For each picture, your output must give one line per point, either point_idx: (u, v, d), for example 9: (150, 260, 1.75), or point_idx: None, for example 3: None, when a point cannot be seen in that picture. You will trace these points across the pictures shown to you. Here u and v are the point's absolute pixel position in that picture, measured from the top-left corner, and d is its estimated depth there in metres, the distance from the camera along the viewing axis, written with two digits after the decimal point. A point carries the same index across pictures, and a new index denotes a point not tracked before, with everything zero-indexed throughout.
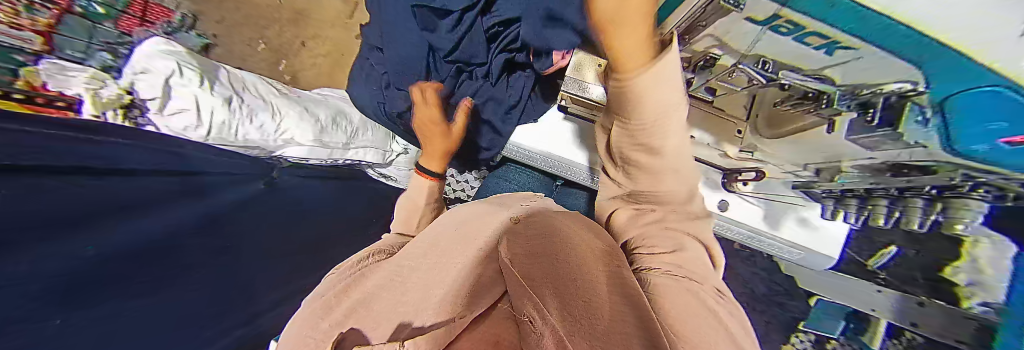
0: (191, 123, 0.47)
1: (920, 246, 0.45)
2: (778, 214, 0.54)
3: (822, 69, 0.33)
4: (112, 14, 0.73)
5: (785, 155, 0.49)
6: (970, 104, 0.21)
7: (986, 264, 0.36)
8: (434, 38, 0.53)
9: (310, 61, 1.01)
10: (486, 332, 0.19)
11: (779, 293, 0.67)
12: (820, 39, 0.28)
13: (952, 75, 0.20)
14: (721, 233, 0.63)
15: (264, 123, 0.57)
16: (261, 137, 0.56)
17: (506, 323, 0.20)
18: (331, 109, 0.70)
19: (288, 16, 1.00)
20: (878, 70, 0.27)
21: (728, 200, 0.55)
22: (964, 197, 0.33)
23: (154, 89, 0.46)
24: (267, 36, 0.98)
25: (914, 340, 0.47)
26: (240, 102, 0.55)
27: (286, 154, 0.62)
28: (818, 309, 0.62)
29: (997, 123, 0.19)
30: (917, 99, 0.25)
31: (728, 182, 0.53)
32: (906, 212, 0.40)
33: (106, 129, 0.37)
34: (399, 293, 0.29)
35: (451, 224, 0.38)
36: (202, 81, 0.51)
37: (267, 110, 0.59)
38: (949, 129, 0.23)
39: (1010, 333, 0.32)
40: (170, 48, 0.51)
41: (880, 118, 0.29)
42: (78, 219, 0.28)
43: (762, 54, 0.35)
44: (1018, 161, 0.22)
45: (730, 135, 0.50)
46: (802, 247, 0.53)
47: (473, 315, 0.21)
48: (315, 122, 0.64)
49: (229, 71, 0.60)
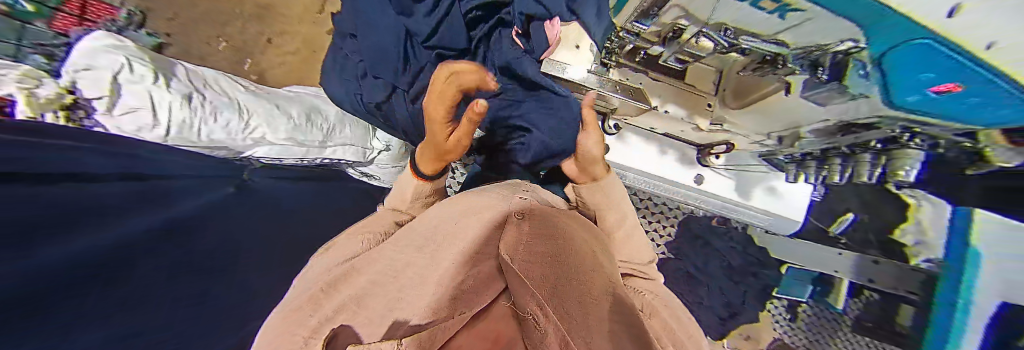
0: (148, 123, 0.44)
1: (872, 212, 0.57)
2: (749, 184, 0.68)
3: (776, 34, 0.33)
4: (45, 13, 0.64)
5: (750, 125, 0.58)
6: (908, 64, 0.27)
7: (929, 226, 0.47)
8: (411, 22, 0.47)
9: (279, 60, 0.97)
10: (486, 327, 0.17)
11: (753, 263, 0.68)
12: (773, 4, 0.27)
13: (893, 29, 0.23)
14: (699, 208, 0.75)
15: (231, 120, 0.54)
16: (227, 136, 0.53)
17: (498, 320, 0.18)
18: (306, 104, 0.67)
19: (251, 11, 0.95)
20: (828, 32, 0.29)
21: (704, 174, 0.69)
22: (904, 148, 0.42)
23: (99, 87, 0.42)
24: (229, 33, 0.91)
25: (870, 297, 0.57)
26: (201, 99, 0.51)
27: (255, 155, 0.59)
28: (789, 275, 0.66)
29: (931, 77, 0.27)
30: (856, 56, 0.30)
31: (703, 156, 0.67)
32: (858, 167, 0.50)
33: (52, 130, 0.33)
34: (394, 289, 0.27)
35: (452, 215, 0.35)
36: (157, 77, 0.47)
37: (231, 107, 0.55)
38: (884, 83, 0.32)
39: (948, 282, 0.42)
40: (116, 43, 0.48)
41: (828, 75, 0.36)
42: (45, 227, 0.22)
43: (724, 22, 0.34)
44: (926, 106, 0.32)
45: (701, 108, 0.57)
46: (774, 210, 0.67)
47: (472, 312, 0.18)
48: (289, 120, 0.61)
49: (188, 68, 0.56)
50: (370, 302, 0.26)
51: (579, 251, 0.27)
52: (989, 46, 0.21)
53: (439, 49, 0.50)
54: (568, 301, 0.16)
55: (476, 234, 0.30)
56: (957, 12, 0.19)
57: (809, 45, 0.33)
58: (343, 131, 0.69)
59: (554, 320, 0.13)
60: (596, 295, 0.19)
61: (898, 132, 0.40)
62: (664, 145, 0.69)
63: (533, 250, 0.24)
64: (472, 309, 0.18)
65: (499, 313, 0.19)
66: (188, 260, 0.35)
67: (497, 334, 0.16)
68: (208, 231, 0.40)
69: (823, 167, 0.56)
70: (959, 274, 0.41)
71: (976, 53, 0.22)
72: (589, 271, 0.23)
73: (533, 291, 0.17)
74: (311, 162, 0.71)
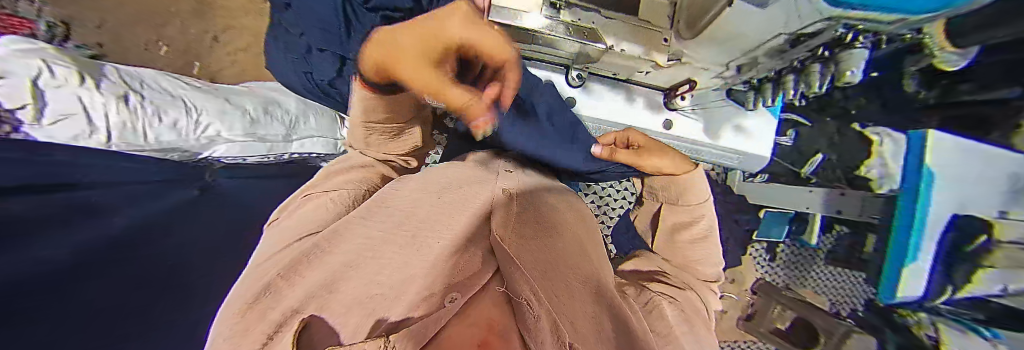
0: (82, 131, 0.45)
1: (835, 149, 0.61)
2: (719, 124, 0.65)
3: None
4: None
5: (706, 55, 0.50)
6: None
7: (885, 152, 0.52)
8: None
9: (229, 58, 0.91)
10: (476, 313, 0.14)
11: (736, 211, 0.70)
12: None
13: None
14: None
15: (176, 120, 0.56)
16: (179, 136, 0.56)
17: (491, 307, 0.16)
18: (258, 99, 0.71)
19: (189, 7, 0.88)
20: None
21: (671, 118, 0.66)
22: (851, 49, 0.38)
23: (18, 92, 0.40)
24: (169, 35, 0.86)
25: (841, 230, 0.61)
26: (139, 101, 0.53)
27: (215, 155, 0.62)
28: (767, 219, 0.70)
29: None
30: None
31: (670, 99, 0.64)
32: (831, 74, 0.43)
33: None
34: (371, 270, 0.22)
35: (430, 193, 0.30)
36: (82, 81, 0.47)
37: (174, 106, 0.57)
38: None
39: (906, 198, 0.38)
40: (32, 48, 0.46)
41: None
42: None
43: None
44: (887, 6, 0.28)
45: (657, 43, 0.50)
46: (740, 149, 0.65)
47: (464, 292, 0.16)
48: (244, 113, 0.66)
49: (118, 69, 0.56)
50: (345, 287, 0.21)
51: (567, 238, 0.30)
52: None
53: None
54: (556, 300, 0.19)
55: (469, 221, 0.25)
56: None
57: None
58: (307, 123, 0.75)
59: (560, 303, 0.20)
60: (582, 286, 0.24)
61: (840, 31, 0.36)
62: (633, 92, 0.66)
63: (522, 235, 0.25)
64: (463, 293, 0.16)
65: (492, 297, 0.18)
66: (137, 266, 0.40)
67: (489, 323, 0.13)
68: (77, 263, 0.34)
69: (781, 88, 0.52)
70: (910, 186, 0.38)
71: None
72: (576, 261, 0.28)
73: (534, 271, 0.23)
74: (276, 159, 0.72)
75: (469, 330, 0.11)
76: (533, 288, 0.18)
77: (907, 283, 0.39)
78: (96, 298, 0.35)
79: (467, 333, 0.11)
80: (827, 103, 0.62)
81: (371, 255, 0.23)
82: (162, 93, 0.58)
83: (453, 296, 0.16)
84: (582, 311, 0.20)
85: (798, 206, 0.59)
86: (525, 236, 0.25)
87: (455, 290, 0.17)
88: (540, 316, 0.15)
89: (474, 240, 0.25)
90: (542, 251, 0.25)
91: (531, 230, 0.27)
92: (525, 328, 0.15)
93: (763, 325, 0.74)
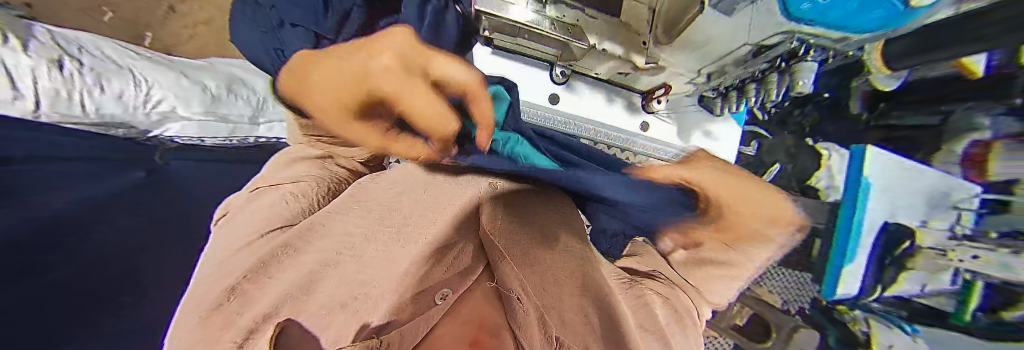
0: (4, 95, 0.45)
1: (794, 161, 0.66)
2: (693, 126, 0.75)
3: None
4: None
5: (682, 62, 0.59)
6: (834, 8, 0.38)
7: (836, 170, 0.57)
8: None
9: (185, 31, 0.91)
10: (471, 312, 0.28)
11: None
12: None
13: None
14: None
15: (121, 92, 0.59)
16: (125, 111, 0.59)
17: (482, 302, 0.30)
18: (224, 79, 0.77)
19: None
20: None
21: (648, 121, 0.74)
22: (801, 63, 0.47)
23: None
24: (114, 1, 0.84)
25: None
26: (82, 68, 0.55)
27: (167, 133, 0.65)
28: None
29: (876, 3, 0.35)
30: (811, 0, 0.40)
31: (647, 102, 0.71)
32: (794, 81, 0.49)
33: None
34: (353, 269, 0.26)
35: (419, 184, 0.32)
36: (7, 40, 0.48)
37: (122, 77, 0.60)
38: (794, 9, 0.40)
39: (846, 209, 0.43)
40: None
41: None
42: None
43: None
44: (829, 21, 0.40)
45: (638, 46, 0.55)
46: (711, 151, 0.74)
47: (453, 293, 0.29)
48: (205, 91, 0.72)
49: (46, 30, 0.57)
50: (321, 288, 0.25)
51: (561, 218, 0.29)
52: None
53: None
54: (544, 295, 0.24)
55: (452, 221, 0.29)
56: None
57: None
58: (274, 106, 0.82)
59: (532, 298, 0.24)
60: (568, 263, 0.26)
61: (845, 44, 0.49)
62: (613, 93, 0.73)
63: (508, 227, 0.29)
64: (454, 295, 0.29)
65: (484, 294, 0.31)
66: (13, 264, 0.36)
67: (482, 318, 0.27)
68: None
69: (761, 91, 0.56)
70: (852, 198, 0.43)
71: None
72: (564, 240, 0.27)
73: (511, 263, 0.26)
74: (239, 143, 0.75)
75: (465, 326, 0.26)
76: (521, 287, 0.27)
77: (844, 279, 0.44)
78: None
79: (464, 334, 0.25)
80: (786, 118, 0.70)
81: (352, 252, 0.27)
82: (107, 61, 0.60)
83: (445, 294, 0.29)
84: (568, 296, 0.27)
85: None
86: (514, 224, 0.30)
87: (447, 288, 0.29)
88: (524, 311, 0.27)
89: (462, 239, 0.31)
90: (528, 242, 0.29)
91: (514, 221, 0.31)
92: (513, 317, 0.28)
93: (724, 321, 0.74)
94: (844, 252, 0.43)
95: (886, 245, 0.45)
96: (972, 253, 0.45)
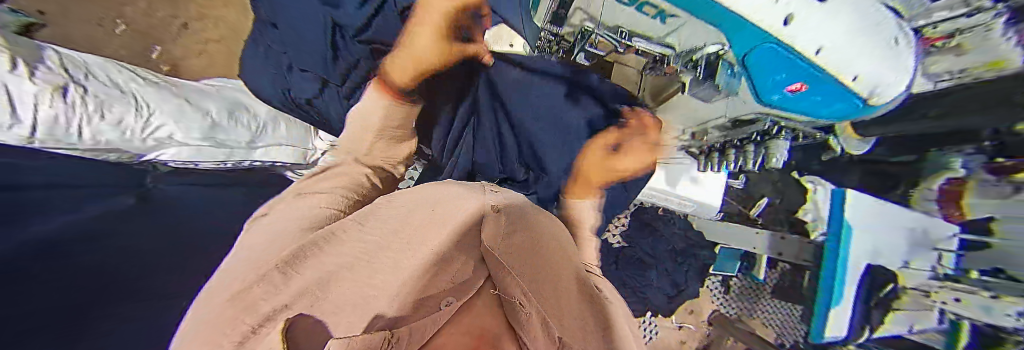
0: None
1: (783, 195, 0.68)
2: (676, 174, 0.70)
3: (664, 36, 0.43)
4: None
5: (673, 121, 0.61)
6: (764, 71, 0.37)
7: (823, 203, 0.60)
8: (342, 14, 0.58)
9: (196, 47, 0.85)
10: (472, 320, 0.24)
11: (693, 245, 0.78)
12: (653, 9, 0.37)
13: (774, 67, 0.36)
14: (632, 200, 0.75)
15: (123, 118, 0.46)
16: (121, 137, 0.46)
17: (487, 310, 0.26)
18: (221, 102, 0.61)
19: None
20: (693, 35, 0.40)
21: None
22: (774, 139, 0.54)
23: None
24: (130, 14, 0.80)
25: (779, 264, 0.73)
26: (80, 92, 0.43)
27: (160, 158, 0.52)
28: (722, 255, 0.77)
29: (782, 75, 0.36)
30: (726, 57, 0.41)
31: None
32: (768, 155, 0.56)
33: None
34: (364, 275, 0.22)
35: (423, 204, 0.30)
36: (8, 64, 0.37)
37: (124, 102, 0.47)
38: (753, 83, 0.40)
39: (831, 258, 0.46)
40: None
41: (704, 72, 0.45)
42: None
43: (620, 25, 0.43)
44: (788, 105, 0.41)
45: (625, 101, 0.63)
46: (698, 199, 0.71)
47: (459, 299, 0.24)
48: (204, 116, 0.57)
49: (57, 52, 0.46)
50: (333, 292, 0.20)
51: (548, 249, 0.32)
52: (854, 77, 0.34)
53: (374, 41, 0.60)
54: (546, 302, 0.27)
55: (450, 240, 0.21)
56: (790, 22, 0.30)
57: (688, 48, 0.43)
58: (275, 130, 0.67)
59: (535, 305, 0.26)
60: (563, 283, 0.30)
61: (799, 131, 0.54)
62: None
63: (514, 253, 0.27)
64: (461, 302, 0.24)
65: (487, 302, 0.27)
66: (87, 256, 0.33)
67: (481, 328, 0.24)
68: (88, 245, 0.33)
69: (743, 155, 0.60)
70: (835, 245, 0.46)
71: (815, 61, 0.33)
72: (552, 257, 0.32)
73: (520, 284, 0.26)
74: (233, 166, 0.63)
75: (463, 337, 0.22)
76: (523, 295, 0.26)
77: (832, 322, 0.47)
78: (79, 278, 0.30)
79: (465, 343, 0.21)
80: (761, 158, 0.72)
81: (366, 260, 0.24)
82: (108, 86, 0.47)
83: (449, 301, 0.23)
84: (568, 307, 0.28)
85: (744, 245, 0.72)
86: (517, 251, 0.27)
87: (453, 295, 0.24)
88: (527, 316, 0.25)
89: (461, 254, 0.25)
90: (538, 263, 0.29)
91: (517, 244, 0.27)
92: (514, 324, 0.26)
93: None
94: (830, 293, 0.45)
95: (869, 291, 0.47)
96: (954, 295, 0.50)
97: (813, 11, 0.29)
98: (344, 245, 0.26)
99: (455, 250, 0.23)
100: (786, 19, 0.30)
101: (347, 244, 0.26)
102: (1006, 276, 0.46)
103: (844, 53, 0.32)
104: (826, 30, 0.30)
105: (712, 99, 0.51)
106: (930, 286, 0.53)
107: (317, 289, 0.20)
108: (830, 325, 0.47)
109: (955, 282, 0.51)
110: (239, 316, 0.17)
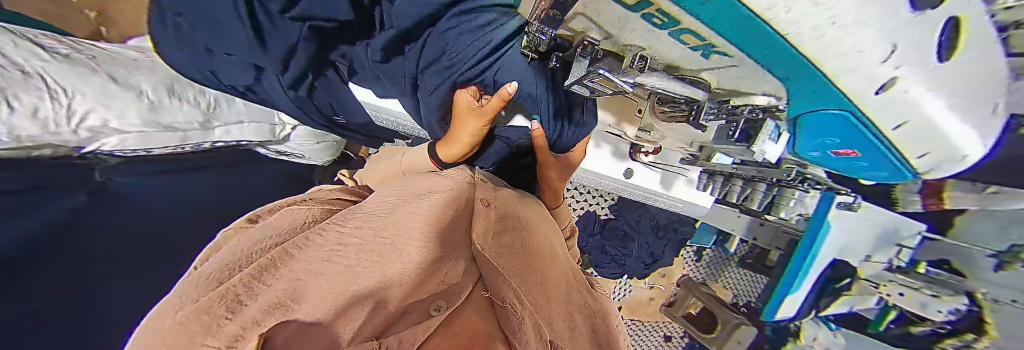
0: None
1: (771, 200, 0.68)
2: (670, 178, 0.73)
3: (698, 71, 0.30)
4: None
5: (677, 137, 0.55)
6: (813, 130, 0.32)
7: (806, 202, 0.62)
8: None
9: None
10: (463, 324, 0.22)
11: (675, 222, 0.98)
12: (695, 40, 0.23)
13: (828, 124, 0.29)
14: (630, 194, 0.83)
15: (38, 105, 0.38)
16: (44, 129, 0.39)
17: (478, 315, 0.24)
18: (156, 78, 0.53)
19: None
20: (746, 78, 0.27)
21: (633, 168, 0.71)
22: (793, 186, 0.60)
23: None
24: None
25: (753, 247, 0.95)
26: None
27: (103, 148, 0.50)
28: (702, 229, 1.01)
29: (833, 140, 0.31)
30: (779, 114, 0.33)
31: (632, 152, 0.68)
32: (780, 193, 0.65)
33: None
34: (345, 279, 0.22)
35: (410, 200, 0.34)
36: None
37: (37, 89, 0.38)
38: (794, 144, 0.37)
39: (805, 238, 0.61)
40: None
41: (741, 132, 0.40)
42: None
43: (642, 46, 0.28)
44: (821, 160, 0.40)
45: (630, 115, 0.55)
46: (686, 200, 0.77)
47: (449, 306, 0.22)
48: (139, 97, 0.50)
49: None
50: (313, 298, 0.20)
51: (543, 254, 0.35)
52: (921, 156, 0.29)
53: (312, 21, 0.42)
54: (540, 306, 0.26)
55: (432, 225, 0.30)
56: (886, 90, 0.21)
57: (728, 88, 0.32)
58: (232, 105, 0.63)
59: (527, 306, 0.24)
60: (558, 283, 0.32)
61: (800, 173, 0.52)
62: (601, 138, 0.68)
63: (502, 251, 0.29)
64: (452, 306, 0.22)
65: (478, 307, 0.25)
66: (48, 269, 0.35)
67: (475, 330, 0.22)
68: (57, 260, 0.36)
69: (747, 189, 0.70)
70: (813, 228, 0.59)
71: (883, 132, 0.26)
72: (547, 261, 0.34)
73: (512, 284, 0.26)
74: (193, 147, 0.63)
75: (457, 339, 0.20)
76: (517, 297, 0.25)
77: (784, 303, 0.66)
78: (49, 287, 0.34)
79: (458, 345, 0.19)
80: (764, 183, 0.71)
81: (346, 259, 0.24)
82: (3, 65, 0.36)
83: (439, 306, 0.21)
84: (560, 308, 0.27)
85: (726, 227, 0.86)
86: (507, 249, 0.30)
87: (440, 300, 0.22)
88: (521, 321, 0.23)
89: (454, 254, 0.28)
90: (533, 267, 0.30)
91: (511, 242, 0.32)
92: (511, 331, 0.23)
93: (678, 311, 1.15)
94: (794, 276, 0.62)
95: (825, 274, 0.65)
96: (899, 290, 0.63)
97: (925, 79, 0.19)
98: (319, 251, 0.26)
99: (445, 248, 0.28)
100: (882, 83, 0.20)
101: (327, 246, 0.26)
102: (947, 268, 0.61)
103: (925, 133, 0.25)
104: (922, 108, 0.22)
105: (731, 153, 0.49)
106: (881, 279, 0.66)
107: (289, 300, 0.18)
108: (783, 306, 0.66)
109: (903, 275, 0.64)
110: (201, 337, 0.13)
